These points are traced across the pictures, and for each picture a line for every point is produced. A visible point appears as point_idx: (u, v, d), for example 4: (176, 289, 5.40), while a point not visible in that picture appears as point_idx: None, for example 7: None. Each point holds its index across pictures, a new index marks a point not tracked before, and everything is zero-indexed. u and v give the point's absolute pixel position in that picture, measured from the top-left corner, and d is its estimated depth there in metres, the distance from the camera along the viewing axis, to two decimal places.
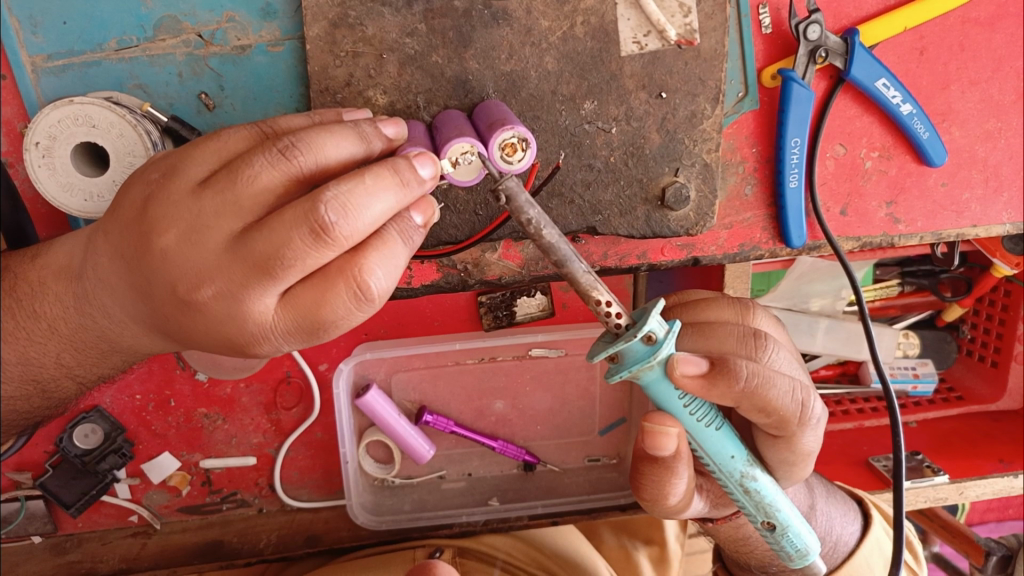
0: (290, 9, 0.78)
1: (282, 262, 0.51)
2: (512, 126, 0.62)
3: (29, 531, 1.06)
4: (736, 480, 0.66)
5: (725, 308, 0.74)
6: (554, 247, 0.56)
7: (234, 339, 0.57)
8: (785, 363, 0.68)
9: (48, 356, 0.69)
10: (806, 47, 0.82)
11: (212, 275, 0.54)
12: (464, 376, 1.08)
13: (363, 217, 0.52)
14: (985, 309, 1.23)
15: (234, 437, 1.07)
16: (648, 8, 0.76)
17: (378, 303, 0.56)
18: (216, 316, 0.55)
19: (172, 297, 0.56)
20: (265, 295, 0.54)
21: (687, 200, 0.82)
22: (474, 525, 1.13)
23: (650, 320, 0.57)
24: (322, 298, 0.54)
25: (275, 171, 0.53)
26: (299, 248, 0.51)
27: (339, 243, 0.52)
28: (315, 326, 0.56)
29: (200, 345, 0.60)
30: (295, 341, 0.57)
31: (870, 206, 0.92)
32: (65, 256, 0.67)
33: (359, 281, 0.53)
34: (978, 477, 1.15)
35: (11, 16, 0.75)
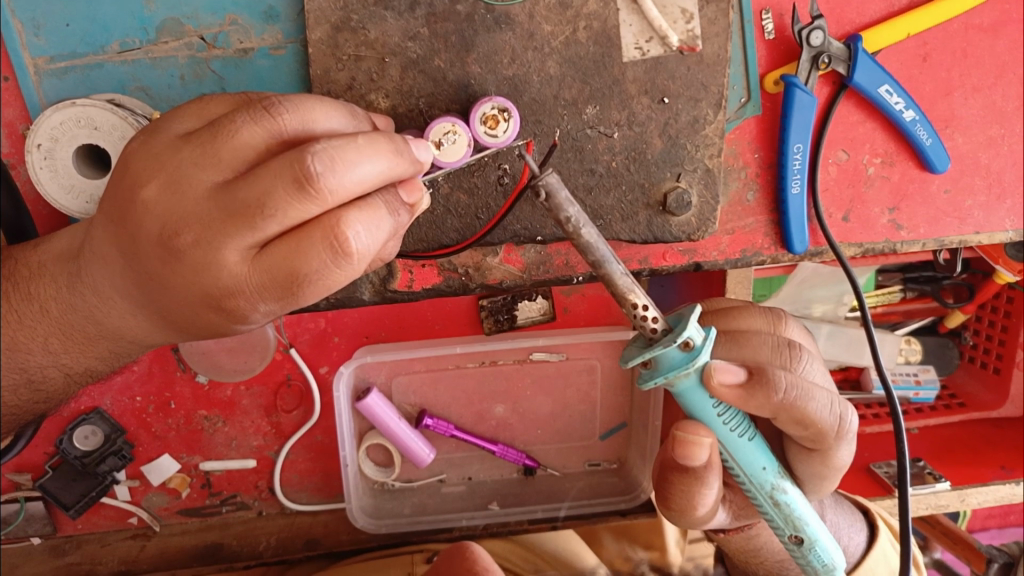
0: (292, 13, 0.78)
1: (264, 211, 0.51)
2: (489, 99, 0.72)
3: (29, 532, 1.05)
4: (766, 493, 0.65)
5: (758, 317, 0.73)
6: (591, 246, 0.56)
7: (210, 294, 0.56)
8: (817, 376, 0.68)
9: (35, 341, 0.68)
10: (809, 53, 0.82)
11: (193, 221, 0.53)
12: (465, 380, 1.07)
13: (350, 175, 0.51)
14: (987, 316, 1.23)
15: (234, 440, 1.07)
16: (650, 14, 0.76)
17: (358, 264, 0.55)
18: (193, 268, 0.54)
19: (152, 249, 0.56)
20: (241, 242, 0.53)
21: (689, 205, 0.82)
22: (474, 528, 1.13)
23: (687, 326, 0.57)
24: (300, 249, 0.53)
25: (260, 128, 0.54)
26: (284, 199, 0.51)
27: (323, 198, 0.51)
28: (292, 285, 0.54)
29: (180, 308, 0.59)
30: (272, 300, 0.56)
31: (872, 212, 0.91)
32: (67, 240, 0.68)
33: (338, 236, 0.53)
34: (979, 485, 1.14)
35: (14, 19, 0.75)
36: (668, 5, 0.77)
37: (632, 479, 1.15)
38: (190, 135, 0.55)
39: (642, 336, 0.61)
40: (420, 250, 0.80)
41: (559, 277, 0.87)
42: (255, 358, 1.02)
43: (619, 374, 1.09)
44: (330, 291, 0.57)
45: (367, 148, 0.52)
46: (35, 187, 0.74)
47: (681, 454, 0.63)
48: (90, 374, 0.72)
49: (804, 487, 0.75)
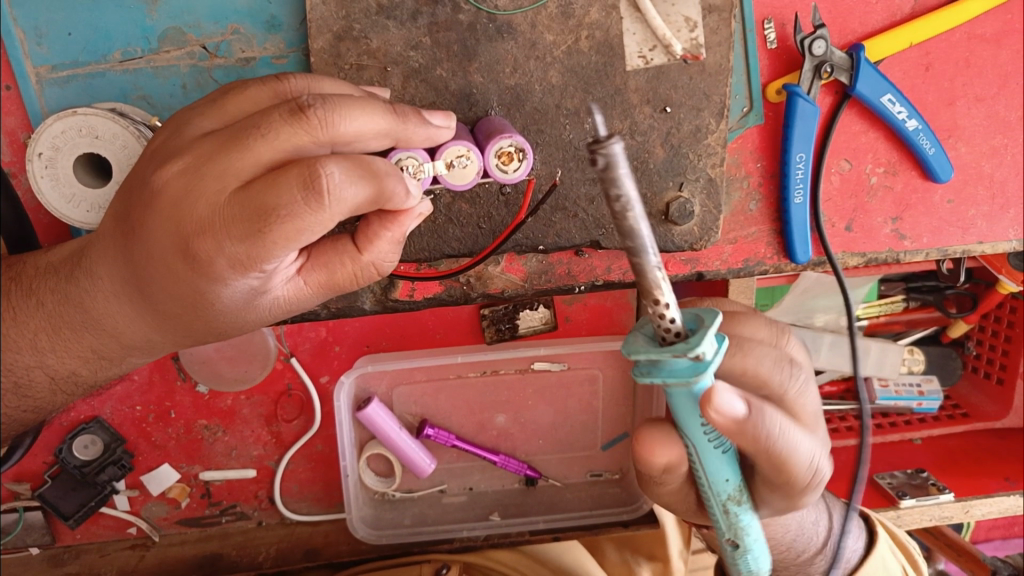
0: (295, 22, 0.78)
1: (261, 134, 0.53)
2: (511, 136, 0.68)
3: (27, 542, 1.05)
4: (720, 501, 0.61)
5: (762, 325, 0.70)
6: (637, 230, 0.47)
7: (182, 235, 0.54)
8: (802, 411, 0.66)
9: (25, 337, 0.67)
10: (811, 62, 0.82)
11: (191, 157, 0.55)
12: (466, 390, 1.07)
13: (346, 116, 0.54)
14: (990, 325, 1.23)
15: (234, 450, 1.06)
16: (654, 23, 0.76)
17: (332, 209, 0.52)
18: (175, 201, 0.55)
19: (145, 194, 0.57)
20: (227, 171, 0.53)
21: (691, 214, 0.81)
22: (474, 539, 1.11)
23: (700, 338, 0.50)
24: (274, 177, 0.52)
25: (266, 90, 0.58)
26: (276, 123, 0.54)
27: (319, 130, 0.54)
28: (257, 220, 0.52)
29: (155, 267, 0.57)
30: (239, 244, 0.53)
31: (875, 222, 0.91)
32: (76, 243, 0.69)
33: (311, 165, 0.52)
34: (982, 496, 1.14)
35: (17, 28, 0.75)
36: (673, 13, 0.77)
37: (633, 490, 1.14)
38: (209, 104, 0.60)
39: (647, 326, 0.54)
40: (420, 259, 0.80)
41: (561, 286, 0.87)
42: (255, 367, 1.03)
43: (620, 384, 1.09)
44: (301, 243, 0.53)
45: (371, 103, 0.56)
46: (36, 195, 0.74)
47: (642, 456, 0.61)
48: (76, 383, 0.71)
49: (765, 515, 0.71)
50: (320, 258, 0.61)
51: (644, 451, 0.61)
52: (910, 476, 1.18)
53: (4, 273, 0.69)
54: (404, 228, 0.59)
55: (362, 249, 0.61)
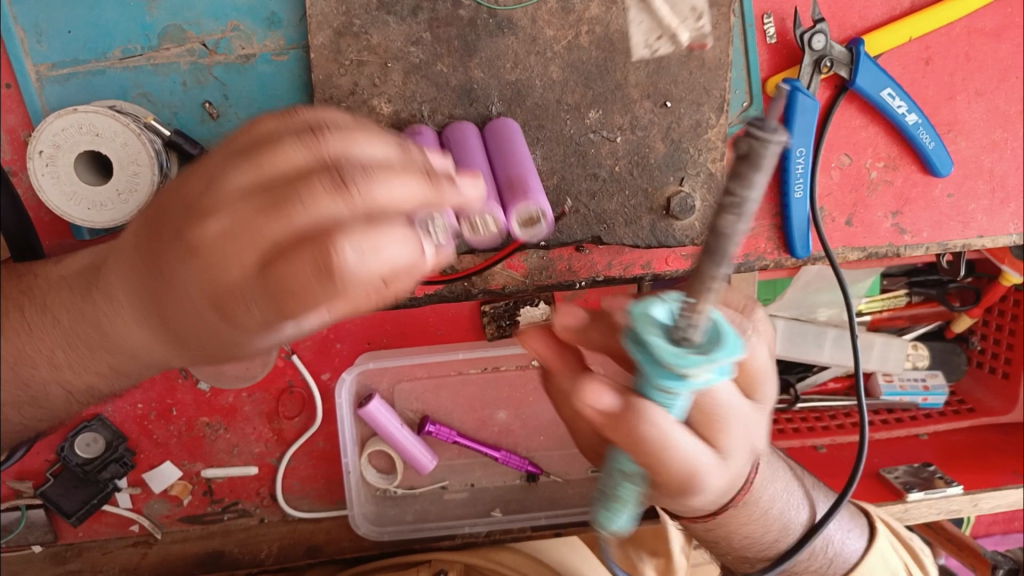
0: (294, 19, 0.78)
1: (293, 204, 0.42)
2: (538, 202, 0.67)
3: (29, 540, 1.05)
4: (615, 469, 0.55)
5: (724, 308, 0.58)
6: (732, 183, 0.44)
7: (205, 301, 0.47)
8: (751, 421, 0.56)
9: (43, 355, 0.67)
10: (811, 56, 0.82)
11: (214, 212, 0.44)
12: (467, 387, 1.08)
13: (380, 187, 0.43)
14: (994, 319, 1.23)
15: (236, 447, 1.07)
16: (660, 12, 0.77)
17: (349, 297, 0.41)
18: (192, 266, 0.46)
19: (173, 245, 0.48)
20: (255, 239, 0.43)
21: (693, 209, 0.81)
22: (476, 536, 1.11)
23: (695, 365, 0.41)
24: (289, 255, 0.41)
25: (299, 136, 0.44)
26: (315, 194, 0.42)
27: (348, 203, 0.42)
28: (277, 306, 0.44)
29: (187, 319, 0.51)
30: (271, 318, 0.45)
31: (876, 216, 0.91)
32: (88, 258, 0.68)
33: (325, 247, 0.40)
34: (992, 489, 1.12)
35: (17, 25, 0.75)
36: (679, 2, 0.78)
37: None
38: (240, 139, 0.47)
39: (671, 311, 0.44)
40: None
41: (561, 282, 0.87)
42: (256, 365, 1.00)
43: None
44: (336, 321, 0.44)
45: (411, 166, 0.44)
46: (36, 192, 0.74)
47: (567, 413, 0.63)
48: (90, 393, 0.70)
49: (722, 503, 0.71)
50: None
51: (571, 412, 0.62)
52: (917, 470, 1.17)
53: (16, 286, 0.68)
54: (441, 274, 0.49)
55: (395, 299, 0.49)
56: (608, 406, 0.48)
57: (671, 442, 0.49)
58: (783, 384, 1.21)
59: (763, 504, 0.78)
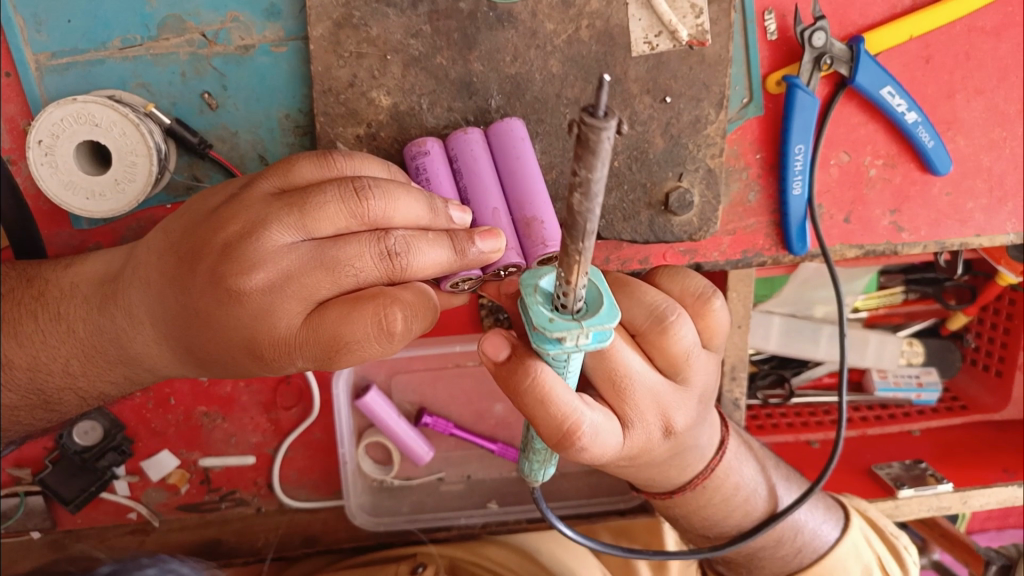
0: (294, 10, 0.77)
1: (349, 269, 0.56)
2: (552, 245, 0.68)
3: (28, 526, 1.06)
4: None
5: (690, 285, 0.66)
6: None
7: (249, 343, 0.57)
8: (667, 396, 0.61)
9: (57, 362, 0.67)
10: (812, 54, 0.82)
11: (267, 267, 0.55)
12: (464, 379, 1.08)
13: (418, 258, 0.57)
14: (989, 318, 1.23)
15: (233, 437, 1.07)
16: (659, 7, 0.77)
17: (394, 348, 0.57)
18: (244, 316, 0.56)
19: (209, 287, 0.57)
20: (311, 294, 0.56)
21: (690, 205, 0.81)
22: (473, 527, 1.13)
23: (572, 328, 0.44)
24: (347, 314, 0.55)
25: (345, 205, 0.57)
26: (367, 263, 0.57)
27: (393, 271, 0.57)
28: (327, 352, 0.56)
29: (218, 352, 0.59)
30: (308, 362, 0.58)
31: (874, 214, 0.91)
32: (103, 266, 0.69)
33: (383, 312, 0.55)
34: (981, 486, 1.13)
35: (16, 14, 0.75)
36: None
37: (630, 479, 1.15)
38: (284, 195, 0.58)
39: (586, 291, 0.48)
40: None
41: None
42: None
43: None
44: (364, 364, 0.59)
45: (441, 238, 0.58)
46: (35, 181, 0.74)
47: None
48: (102, 398, 0.72)
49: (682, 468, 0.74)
50: None
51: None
52: (908, 467, 1.18)
53: (25, 291, 0.68)
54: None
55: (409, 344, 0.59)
56: (502, 358, 0.53)
57: (551, 404, 0.52)
58: (777, 380, 1.21)
59: (729, 487, 0.80)
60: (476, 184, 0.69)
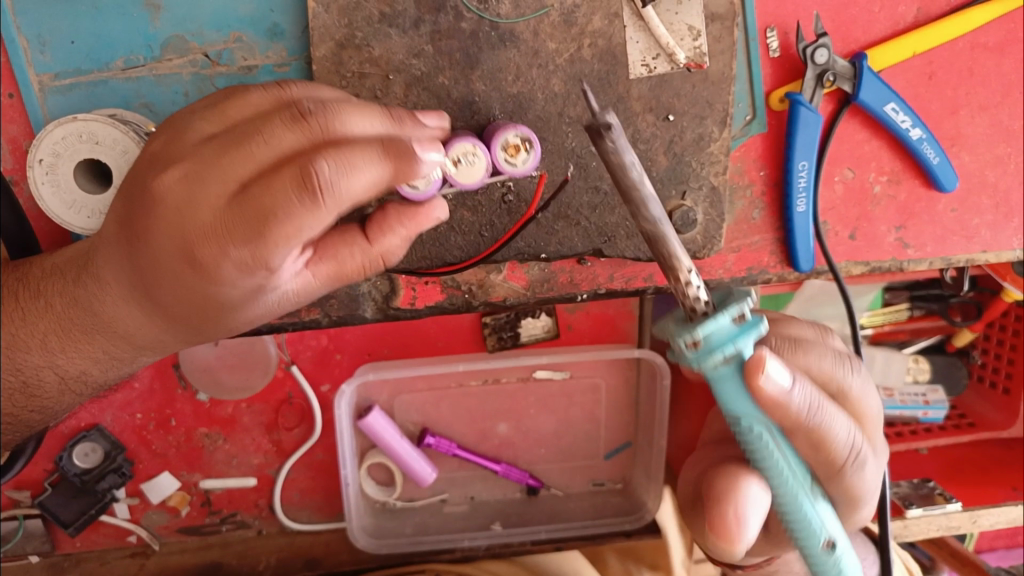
0: (297, 30, 0.77)
1: (258, 138, 0.54)
2: (515, 129, 0.70)
3: (27, 550, 1.04)
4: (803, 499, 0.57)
5: (805, 325, 0.72)
6: (648, 201, 0.51)
7: (184, 241, 0.55)
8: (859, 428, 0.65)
9: (35, 339, 0.66)
10: (814, 70, 0.82)
11: (185, 157, 0.56)
12: (467, 398, 1.07)
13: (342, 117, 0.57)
14: (996, 334, 1.22)
15: (234, 458, 1.06)
16: (657, 31, 0.76)
17: (333, 208, 0.53)
18: (174, 207, 0.55)
19: (142, 203, 0.57)
20: (228, 169, 0.54)
21: (694, 222, 0.82)
22: (476, 550, 1.10)
23: (746, 301, 0.54)
24: (277, 181, 0.52)
25: (267, 93, 0.59)
26: (277, 128, 0.55)
27: (317, 132, 0.56)
28: (258, 223, 0.52)
29: (165, 271, 0.57)
30: (244, 245, 0.54)
31: (879, 230, 0.91)
32: (80, 245, 0.67)
33: (310, 164, 0.52)
34: (990, 506, 1.12)
35: (20, 36, 0.75)
36: (675, 22, 0.77)
37: (635, 499, 1.13)
38: None
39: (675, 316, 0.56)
40: (423, 267, 0.80)
41: (562, 295, 0.86)
42: (255, 374, 1.02)
43: (623, 394, 1.09)
44: (303, 243, 0.54)
45: (371, 108, 0.59)
46: (36, 201, 0.74)
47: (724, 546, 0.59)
48: (84, 382, 0.70)
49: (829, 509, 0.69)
50: (329, 250, 0.62)
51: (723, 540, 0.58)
52: (916, 486, 1.16)
53: (8, 275, 0.68)
54: (420, 226, 0.64)
55: (373, 241, 0.63)
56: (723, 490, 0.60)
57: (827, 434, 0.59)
58: None
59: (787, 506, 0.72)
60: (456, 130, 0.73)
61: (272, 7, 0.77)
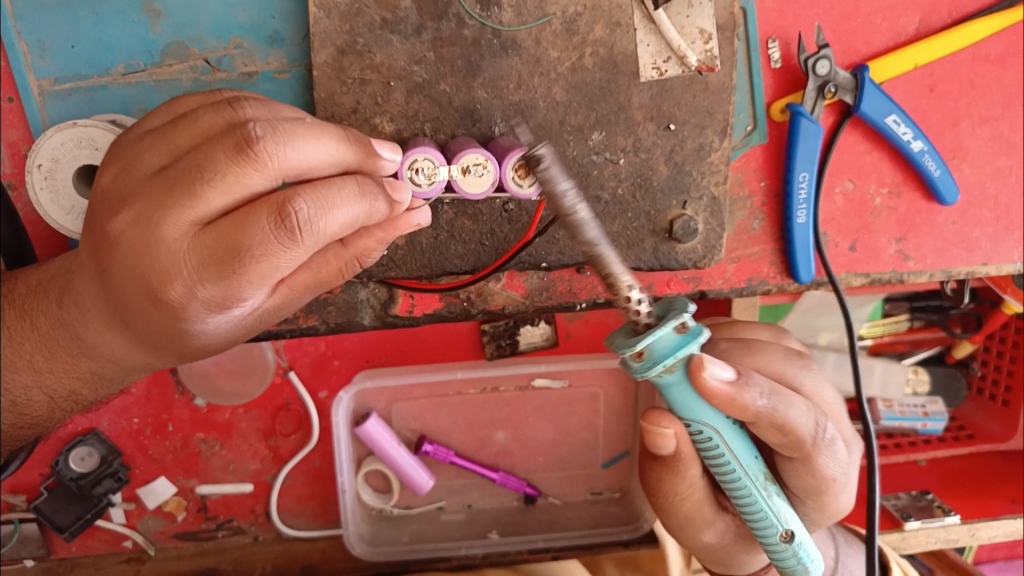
0: (298, 37, 0.77)
1: (208, 176, 0.52)
2: (530, 152, 0.69)
3: (22, 554, 1.03)
4: (760, 485, 0.61)
5: (763, 329, 0.74)
6: (584, 227, 0.58)
7: (149, 282, 0.55)
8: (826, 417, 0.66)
9: (22, 359, 0.65)
10: (815, 81, 0.81)
11: (138, 197, 0.55)
12: (465, 407, 1.07)
13: (293, 145, 0.54)
14: (995, 346, 1.22)
15: (231, 464, 1.06)
16: (668, 34, 0.76)
17: (306, 244, 0.54)
18: (132, 249, 0.54)
19: (101, 242, 0.57)
20: (184, 211, 0.53)
21: (695, 232, 0.81)
22: (473, 558, 1.10)
23: (688, 308, 0.55)
24: (243, 223, 0.52)
25: (215, 114, 0.56)
26: (225, 162, 0.52)
27: (270, 167, 0.53)
28: (227, 265, 0.53)
29: (134, 308, 0.58)
30: (214, 284, 0.54)
31: (879, 242, 0.91)
32: (63, 262, 0.67)
33: (276, 202, 0.52)
34: (989, 519, 1.11)
35: (20, 41, 0.75)
36: (686, 24, 0.77)
37: (633, 508, 1.13)
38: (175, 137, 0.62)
39: (624, 325, 0.58)
40: (421, 275, 0.80)
41: (562, 303, 0.86)
42: (253, 381, 1.02)
43: (622, 403, 1.08)
44: (274, 278, 0.55)
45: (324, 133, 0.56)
46: (35, 207, 0.74)
47: (650, 427, 0.62)
48: (74, 399, 0.69)
49: (802, 502, 0.69)
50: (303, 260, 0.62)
51: (652, 420, 0.62)
52: (915, 498, 1.16)
53: None
54: (399, 231, 0.61)
55: (347, 244, 0.61)
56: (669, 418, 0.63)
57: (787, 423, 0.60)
58: None
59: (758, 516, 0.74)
60: (462, 140, 0.72)
61: (272, 14, 0.77)
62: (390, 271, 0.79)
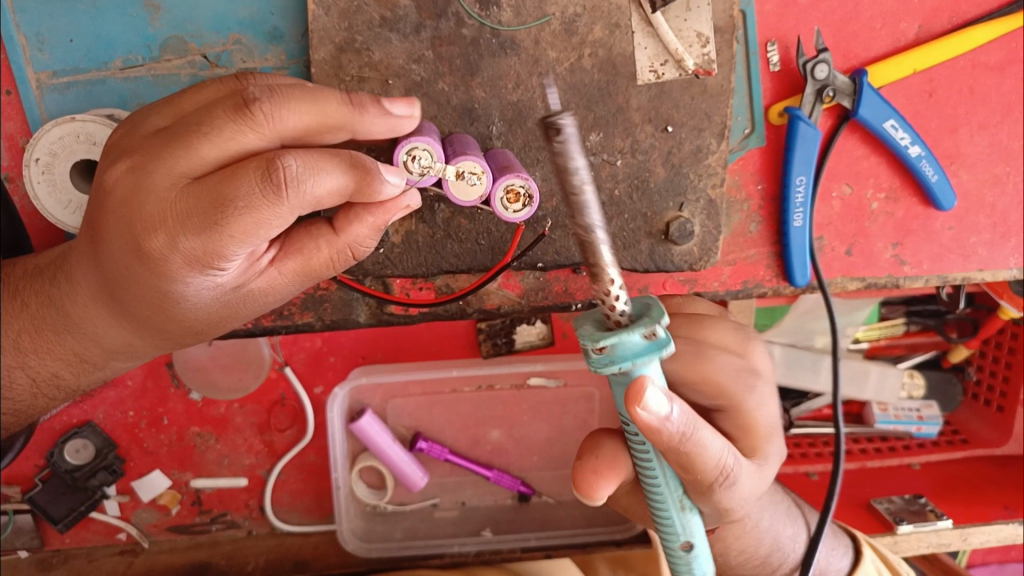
0: (297, 33, 0.77)
1: (203, 129, 0.53)
2: (525, 180, 0.69)
3: (16, 544, 1.04)
4: (674, 505, 0.60)
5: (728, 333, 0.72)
6: (587, 209, 0.49)
7: (132, 233, 0.55)
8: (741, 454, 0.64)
9: (8, 338, 0.66)
10: (813, 86, 0.82)
11: (136, 151, 0.56)
12: (460, 404, 1.07)
13: (291, 107, 0.54)
14: (991, 351, 1.22)
15: (226, 458, 1.06)
16: (666, 37, 0.76)
17: (290, 201, 0.53)
18: (122, 199, 0.55)
19: (95, 197, 0.57)
20: (176, 162, 0.53)
21: (691, 234, 0.81)
22: (465, 555, 1.10)
23: (662, 318, 0.52)
24: (230, 173, 0.52)
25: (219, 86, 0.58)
26: (222, 118, 0.53)
27: (268, 126, 0.54)
28: (209, 216, 0.52)
29: (118, 268, 0.57)
30: (194, 237, 0.53)
31: (876, 247, 0.91)
32: (57, 248, 0.68)
33: (267, 156, 0.52)
34: (982, 524, 1.11)
35: (19, 33, 0.75)
36: (684, 28, 0.77)
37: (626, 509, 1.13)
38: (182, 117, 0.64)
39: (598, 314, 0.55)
40: (418, 273, 0.80)
41: (558, 304, 0.86)
42: (249, 375, 1.02)
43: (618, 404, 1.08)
44: (255, 237, 0.54)
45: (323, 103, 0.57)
46: (32, 201, 0.74)
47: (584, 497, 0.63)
48: (58, 386, 0.69)
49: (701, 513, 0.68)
50: (296, 244, 0.62)
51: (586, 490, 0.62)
52: (907, 502, 1.16)
53: None
54: (387, 216, 0.61)
55: (339, 231, 0.61)
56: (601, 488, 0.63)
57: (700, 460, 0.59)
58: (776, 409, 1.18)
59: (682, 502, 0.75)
60: (462, 135, 0.72)
61: (271, 10, 0.77)
62: (386, 269, 0.80)
